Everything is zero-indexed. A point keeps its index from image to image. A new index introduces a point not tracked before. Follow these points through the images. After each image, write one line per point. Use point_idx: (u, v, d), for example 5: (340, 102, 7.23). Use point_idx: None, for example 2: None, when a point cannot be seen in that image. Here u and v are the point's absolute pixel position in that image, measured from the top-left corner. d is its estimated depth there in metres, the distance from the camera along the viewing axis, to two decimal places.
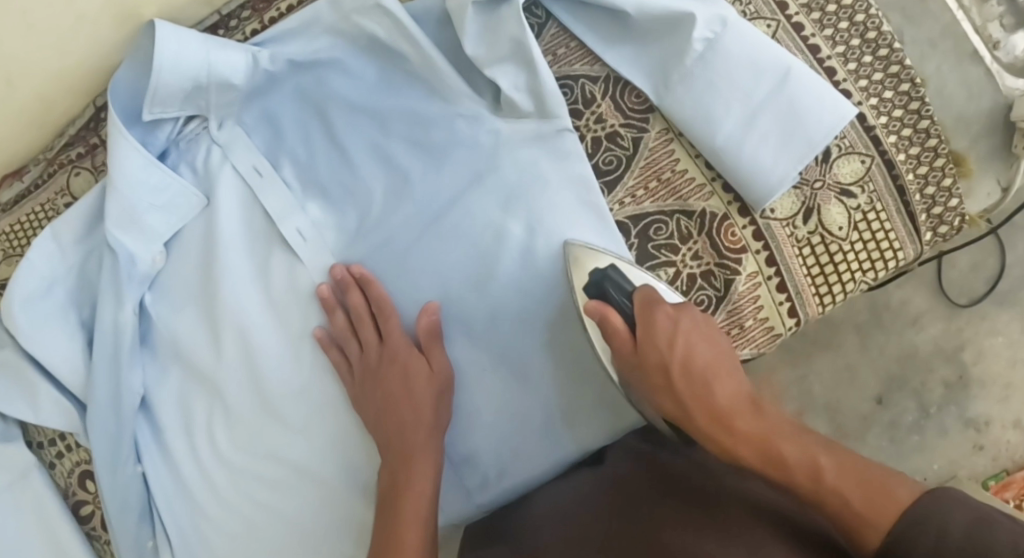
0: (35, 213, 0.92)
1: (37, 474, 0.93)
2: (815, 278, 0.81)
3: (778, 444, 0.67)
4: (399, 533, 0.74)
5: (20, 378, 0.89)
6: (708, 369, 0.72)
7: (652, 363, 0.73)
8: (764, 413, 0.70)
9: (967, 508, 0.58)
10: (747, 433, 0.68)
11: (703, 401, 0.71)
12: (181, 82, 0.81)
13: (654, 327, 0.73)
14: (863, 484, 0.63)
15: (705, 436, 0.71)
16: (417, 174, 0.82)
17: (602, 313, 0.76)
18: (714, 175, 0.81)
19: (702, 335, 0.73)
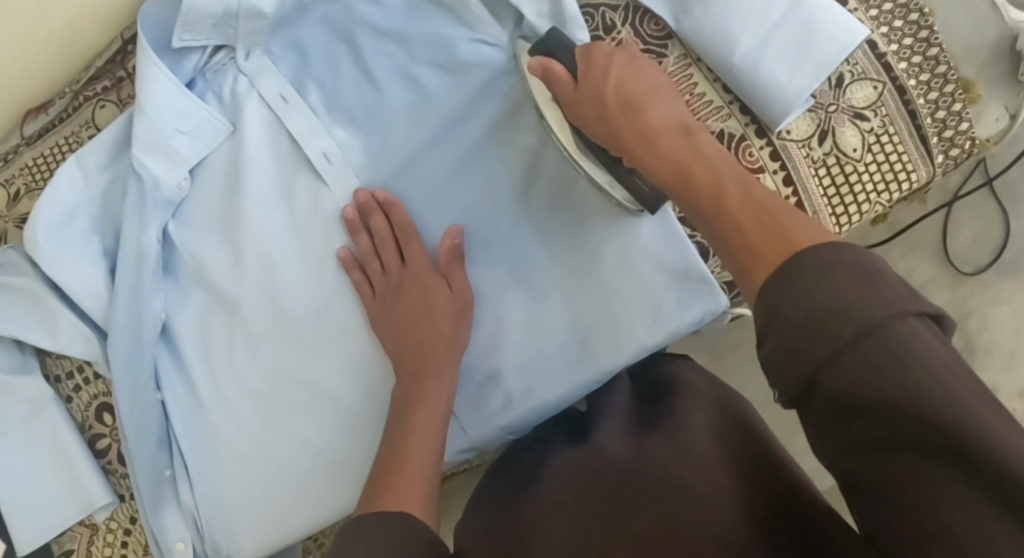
0: (59, 146, 0.93)
1: (55, 408, 0.92)
2: (832, 198, 0.83)
3: (700, 166, 0.67)
4: (408, 445, 0.75)
5: (41, 305, 0.89)
6: (640, 96, 0.74)
7: (590, 88, 0.76)
8: (692, 137, 0.71)
9: (850, 264, 0.53)
10: (669, 149, 0.70)
11: (633, 123, 0.73)
12: (212, 6, 0.83)
13: (592, 67, 0.76)
14: (760, 208, 0.62)
15: (633, 158, 0.73)
16: (440, 94, 0.85)
17: (544, 66, 0.78)
18: (732, 98, 0.83)
19: (637, 71, 0.76)
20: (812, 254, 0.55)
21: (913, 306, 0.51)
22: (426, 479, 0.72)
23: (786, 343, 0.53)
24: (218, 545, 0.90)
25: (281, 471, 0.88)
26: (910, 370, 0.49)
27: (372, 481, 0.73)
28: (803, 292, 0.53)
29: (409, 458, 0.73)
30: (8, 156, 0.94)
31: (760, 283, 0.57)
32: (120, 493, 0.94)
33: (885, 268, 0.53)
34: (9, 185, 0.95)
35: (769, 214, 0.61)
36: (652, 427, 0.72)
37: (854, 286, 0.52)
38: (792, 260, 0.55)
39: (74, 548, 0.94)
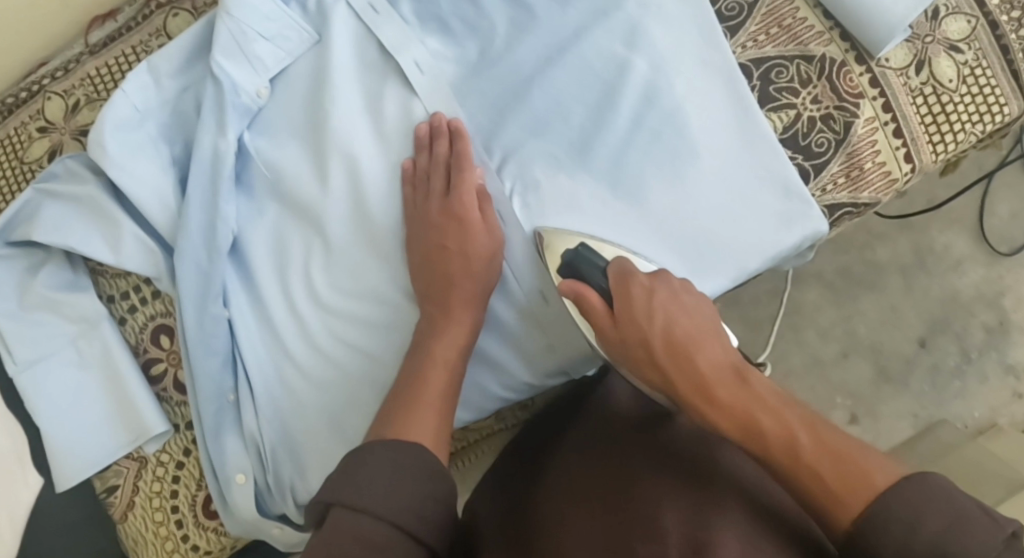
0: (124, 55, 0.89)
1: (108, 327, 0.87)
2: (929, 128, 0.83)
3: (757, 416, 0.62)
4: (424, 378, 0.75)
5: (101, 217, 0.84)
6: (688, 339, 0.66)
7: (630, 331, 0.68)
8: (750, 384, 0.64)
9: (945, 502, 0.55)
10: (727, 408, 0.63)
11: (685, 374, 0.65)
12: None
13: (631, 310, 0.68)
14: (845, 466, 0.59)
15: (692, 411, 0.66)
16: (542, 9, 0.83)
17: (578, 293, 0.71)
18: (832, 24, 0.83)
19: (680, 304, 0.68)
20: (896, 498, 0.56)
21: (1002, 530, 0.54)
22: (443, 415, 0.73)
23: None
24: (281, 474, 0.84)
25: (353, 393, 0.83)
26: (930, 516, 0.55)
27: (385, 409, 0.74)
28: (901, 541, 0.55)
29: (422, 394, 0.74)
30: (68, 67, 0.90)
31: (847, 524, 0.58)
32: (175, 422, 0.88)
33: (968, 507, 0.55)
34: (67, 97, 0.89)
35: (843, 461, 0.59)
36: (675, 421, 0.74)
37: (946, 533, 0.55)
38: (879, 505, 0.57)
39: (120, 483, 0.88)
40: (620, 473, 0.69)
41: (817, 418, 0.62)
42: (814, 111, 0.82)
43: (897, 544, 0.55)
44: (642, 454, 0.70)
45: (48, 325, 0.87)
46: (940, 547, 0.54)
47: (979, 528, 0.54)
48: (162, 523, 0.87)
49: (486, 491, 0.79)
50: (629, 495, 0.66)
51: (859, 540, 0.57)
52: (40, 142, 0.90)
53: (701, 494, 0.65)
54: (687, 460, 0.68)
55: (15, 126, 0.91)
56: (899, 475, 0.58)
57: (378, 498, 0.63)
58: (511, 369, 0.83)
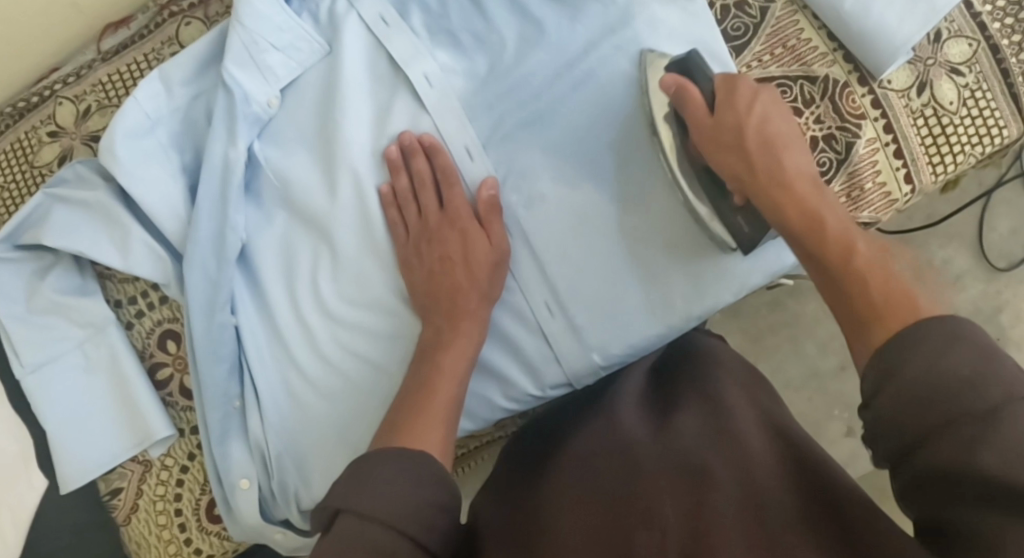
0: (136, 63, 0.90)
1: (115, 332, 0.88)
2: (929, 149, 0.85)
3: (824, 213, 0.69)
4: (433, 390, 0.76)
5: (112, 220, 0.85)
6: (779, 138, 0.73)
7: (726, 117, 0.74)
8: (823, 194, 0.71)
9: (966, 344, 0.57)
10: (802, 201, 0.70)
11: (767, 157, 0.72)
12: None
13: (734, 96, 0.74)
14: (888, 284, 0.63)
15: (760, 198, 0.72)
16: (552, 25, 0.83)
17: (679, 84, 0.76)
18: (836, 46, 0.84)
19: (778, 112, 0.74)
20: (933, 330, 0.58)
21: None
22: (448, 424, 0.74)
23: (901, 392, 0.57)
24: (285, 481, 0.85)
25: (359, 402, 0.84)
26: (955, 354, 0.57)
27: (392, 419, 0.74)
28: (925, 366, 0.57)
29: (428, 405, 0.74)
30: (80, 72, 0.91)
31: (880, 342, 0.61)
32: (180, 427, 0.89)
33: (998, 353, 0.56)
34: (78, 102, 0.90)
35: (895, 279, 0.64)
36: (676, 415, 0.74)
37: (966, 380, 0.55)
38: (901, 334, 0.59)
39: (123, 486, 0.89)
40: (623, 473, 0.68)
41: (885, 254, 0.66)
42: (817, 131, 0.83)
43: (924, 358, 0.57)
44: (645, 453, 0.69)
45: (56, 328, 0.88)
46: (966, 384, 0.55)
47: (1008, 377, 0.55)
48: (166, 526, 0.88)
49: (488, 494, 0.78)
50: (632, 493, 0.66)
51: (881, 366, 0.59)
52: (50, 146, 0.91)
53: (700, 487, 0.64)
54: (689, 456, 0.67)
55: (26, 130, 0.92)
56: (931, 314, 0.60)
57: (385, 506, 0.64)
58: (515, 382, 0.83)
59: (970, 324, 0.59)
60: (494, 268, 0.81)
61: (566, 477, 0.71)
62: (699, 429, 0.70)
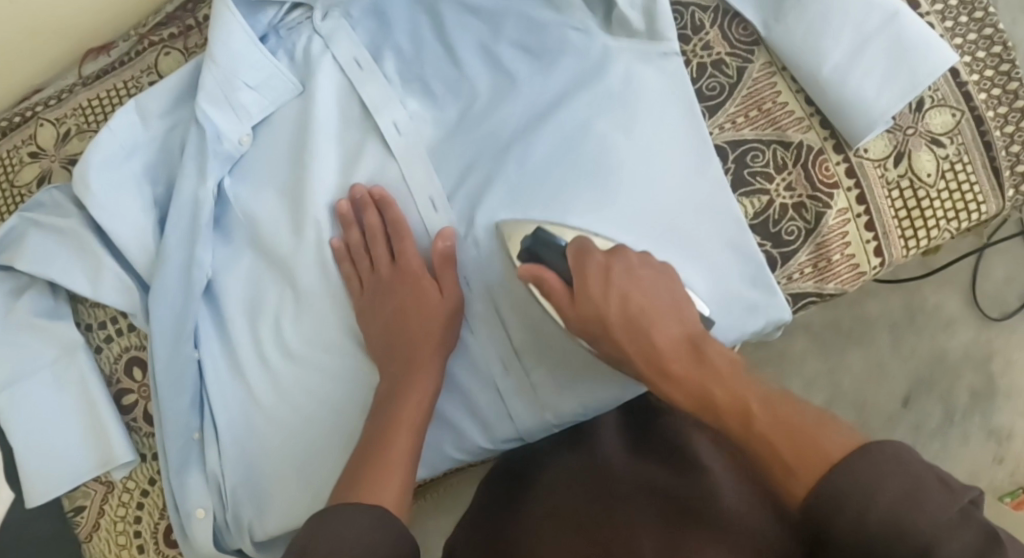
0: (117, 89, 0.90)
1: (83, 356, 0.89)
2: (902, 222, 0.83)
3: (712, 389, 0.66)
4: (389, 441, 0.76)
5: (83, 248, 0.87)
6: (643, 315, 0.71)
7: (585, 305, 0.72)
8: (704, 363, 0.68)
9: (896, 476, 0.55)
10: (685, 382, 0.67)
11: (641, 344, 0.70)
12: None
13: (586, 287, 0.72)
14: (791, 437, 0.61)
15: (650, 384, 0.70)
16: (523, 77, 0.84)
17: (535, 275, 0.74)
18: (814, 111, 0.82)
19: (635, 281, 0.73)
20: (848, 466, 0.57)
21: (952, 500, 0.54)
22: (407, 470, 0.75)
23: (848, 513, 0.55)
24: (240, 513, 0.87)
25: (317, 441, 0.85)
26: (889, 482, 0.55)
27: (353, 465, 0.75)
28: (856, 516, 0.55)
29: (382, 451, 0.75)
30: (63, 95, 0.92)
31: (801, 496, 0.58)
32: (142, 453, 0.90)
33: (919, 464, 0.56)
34: (59, 124, 0.92)
35: (796, 438, 0.60)
36: (658, 461, 0.75)
37: (903, 506, 0.55)
38: (825, 481, 0.57)
39: (86, 504, 0.91)
40: (598, 512, 0.70)
41: (773, 395, 0.64)
42: (788, 199, 0.82)
43: (853, 514, 0.55)
44: (626, 494, 0.71)
45: (24, 346, 0.88)
46: (896, 530, 0.54)
47: (937, 507, 0.54)
48: (125, 547, 0.90)
49: (466, 526, 0.78)
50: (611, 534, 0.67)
51: (816, 511, 0.57)
52: (31, 167, 0.92)
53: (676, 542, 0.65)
54: (670, 507, 0.69)
55: (8, 148, 0.93)
56: (851, 444, 0.58)
57: (355, 539, 0.65)
58: (467, 432, 0.84)
59: (903, 445, 0.57)
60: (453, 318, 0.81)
61: (546, 512, 0.72)
62: (675, 478, 0.72)
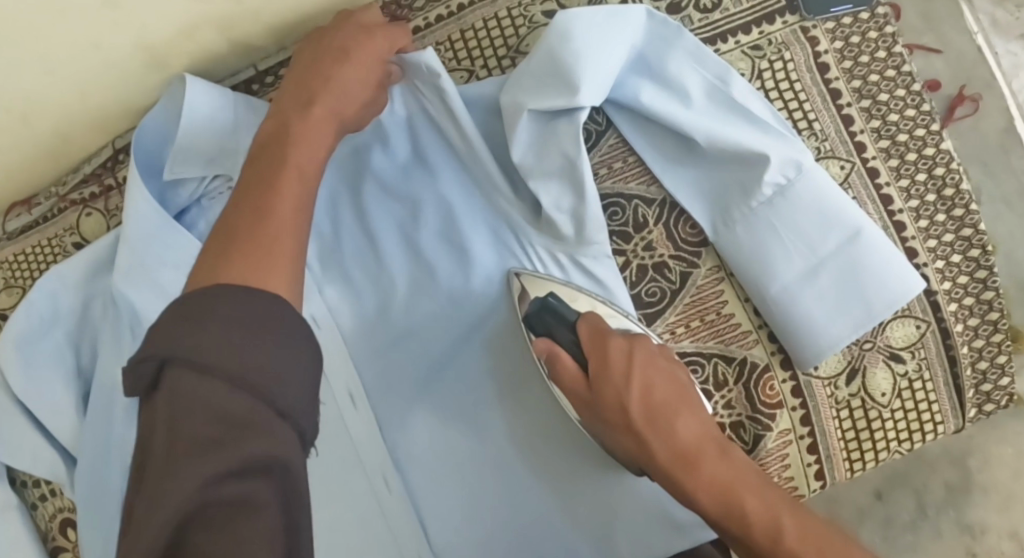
0: (41, 247, 0.88)
1: (16, 515, 0.88)
2: (849, 442, 0.77)
3: (742, 496, 0.65)
4: (279, 194, 0.59)
5: (5, 421, 0.85)
6: (666, 406, 0.69)
7: (610, 404, 0.69)
8: (729, 455, 0.68)
9: None
10: (710, 478, 0.66)
11: (668, 442, 0.68)
12: (209, 145, 0.79)
13: (608, 368, 0.70)
14: (822, 556, 0.62)
15: (663, 472, 0.68)
16: (449, 274, 0.78)
17: (551, 352, 0.72)
18: (761, 322, 0.76)
19: (658, 372, 0.70)
20: None
21: None
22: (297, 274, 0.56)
23: None
24: None
25: None
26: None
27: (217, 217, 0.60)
28: None
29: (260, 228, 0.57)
30: None
31: None
32: None
33: None
34: None
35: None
36: None
37: None
38: None
39: None
40: None
41: (805, 518, 0.64)
42: (726, 417, 0.77)
43: None
44: None
45: None
46: None
47: None
48: None
49: None
50: None
51: None
52: None
53: None
54: None
55: None
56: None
57: None
58: None
59: None
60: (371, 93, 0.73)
61: None
62: None
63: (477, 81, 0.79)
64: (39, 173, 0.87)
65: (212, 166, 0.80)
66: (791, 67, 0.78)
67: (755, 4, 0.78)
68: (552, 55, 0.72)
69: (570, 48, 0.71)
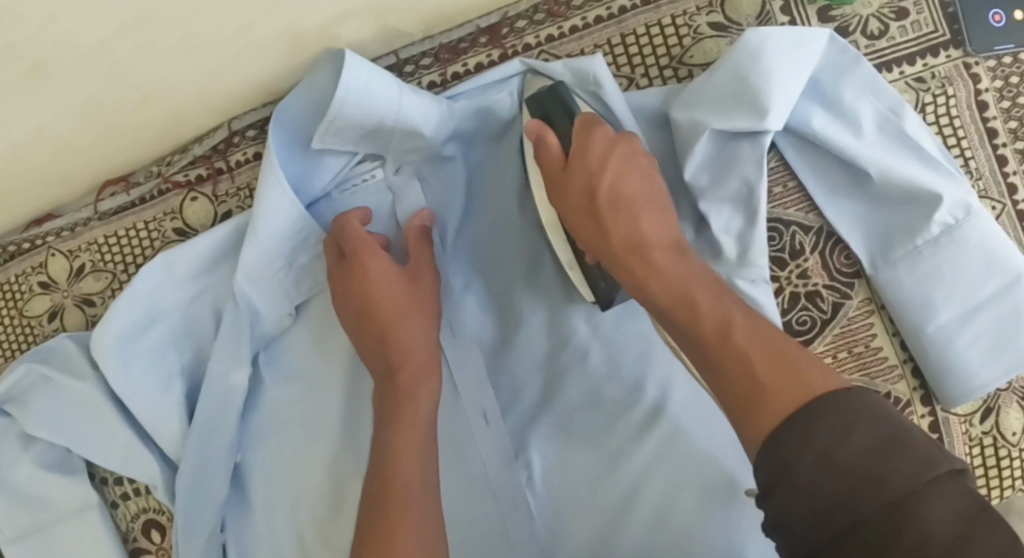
0: (135, 230, 0.83)
1: (97, 515, 0.84)
2: (978, 480, 0.78)
3: (692, 290, 0.61)
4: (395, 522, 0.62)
5: (97, 418, 0.81)
6: (633, 201, 0.66)
7: (574, 186, 0.67)
8: (683, 258, 0.65)
9: (874, 429, 0.50)
10: (662, 269, 0.63)
11: (623, 231, 0.65)
12: (363, 119, 0.73)
13: (588, 150, 0.67)
14: (773, 356, 0.56)
15: (621, 270, 0.65)
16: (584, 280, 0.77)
17: (539, 134, 0.69)
18: (907, 357, 0.76)
19: (637, 167, 0.68)
20: (830, 401, 0.52)
21: (941, 461, 0.49)
22: (430, 553, 0.62)
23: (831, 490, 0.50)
24: None
25: None
26: (864, 431, 0.50)
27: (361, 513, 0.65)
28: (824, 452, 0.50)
29: (387, 497, 0.64)
30: (75, 227, 0.84)
31: (767, 430, 0.53)
32: None
33: (902, 426, 0.51)
34: (72, 258, 0.85)
35: (784, 365, 0.55)
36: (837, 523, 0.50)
37: (876, 456, 0.49)
38: (804, 411, 0.52)
39: None
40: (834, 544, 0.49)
41: (761, 325, 0.58)
42: None
43: (820, 452, 0.50)
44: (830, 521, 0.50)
45: (38, 498, 0.83)
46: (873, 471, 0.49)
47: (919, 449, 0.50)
48: None
49: None
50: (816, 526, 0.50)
51: (784, 439, 0.51)
52: (41, 297, 0.85)
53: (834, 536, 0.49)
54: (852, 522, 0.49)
55: (15, 272, 0.86)
56: (840, 386, 0.53)
57: None
58: None
59: (886, 405, 0.52)
60: (401, 310, 0.72)
61: None
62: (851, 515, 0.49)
63: (639, 89, 0.77)
64: (143, 153, 0.80)
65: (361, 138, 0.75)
66: (952, 103, 0.77)
67: (921, 35, 0.77)
68: (739, 76, 0.71)
69: (762, 72, 0.70)
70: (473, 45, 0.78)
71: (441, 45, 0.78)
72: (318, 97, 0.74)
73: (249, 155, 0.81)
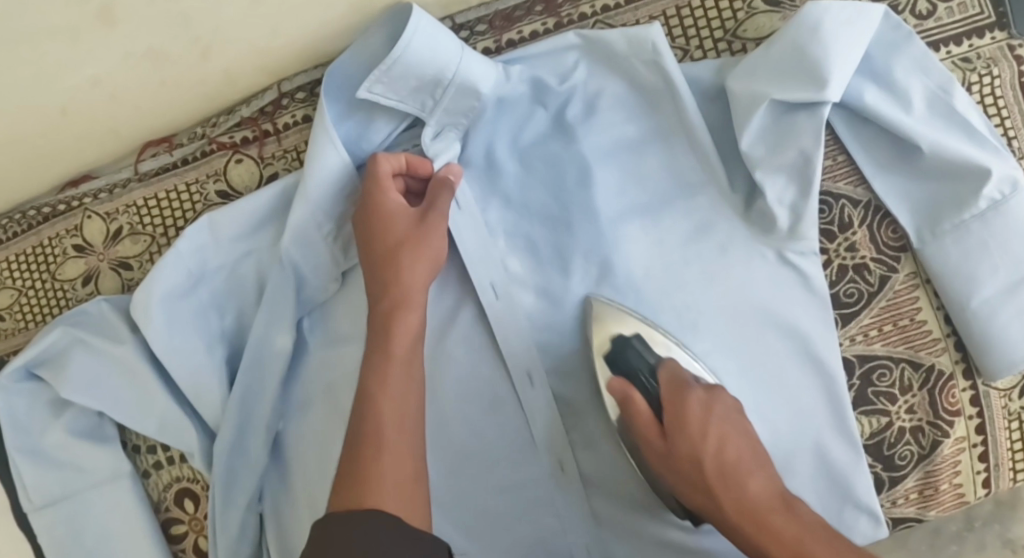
0: (176, 193, 0.81)
1: (129, 483, 0.81)
2: (1015, 453, 0.79)
3: (813, 549, 0.63)
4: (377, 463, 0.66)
5: (134, 382, 0.79)
6: (737, 466, 0.68)
7: (683, 456, 0.69)
8: (795, 514, 0.66)
9: None
10: (777, 533, 0.65)
11: (737, 498, 0.67)
12: (423, 70, 0.74)
13: (683, 416, 0.69)
14: None
15: (734, 533, 0.67)
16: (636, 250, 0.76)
17: (625, 395, 0.72)
18: (950, 331, 0.78)
19: (737, 420, 0.70)
20: None
21: None
22: (407, 478, 0.66)
23: None
24: None
25: None
26: None
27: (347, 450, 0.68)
28: None
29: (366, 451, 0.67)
30: (113, 188, 0.82)
31: None
32: None
33: None
34: (109, 220, 0.82)
35: None
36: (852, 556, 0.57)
37: None
38: None
39: None
40: None
41: None
42: (907, 421, 0.78)
43: None
44: None
45: (66, 466, 0.81)
46: None
47: None
48: None
49: None
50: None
51: None
52: (75, 261, 0.83)
53: None
54: None
55: (48, 236, 0.83)
56: None
57: None
58: None
59: None
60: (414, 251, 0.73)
61: None
62: None
63: (692, 61, 0.78)
64: (188, 111, 0.80)
65: (414, 97, 0.75)
66: (997, 83, 0.79)
67: (967, 16, 0.79)
68: (796, 47, 0.72)
69: (820, 43, 0.71)
70: (529, 13, 0.79)
71: (496, 14, 0.79)
72: (375, 56, 0.74)
73: (297, 117, 0.80)
